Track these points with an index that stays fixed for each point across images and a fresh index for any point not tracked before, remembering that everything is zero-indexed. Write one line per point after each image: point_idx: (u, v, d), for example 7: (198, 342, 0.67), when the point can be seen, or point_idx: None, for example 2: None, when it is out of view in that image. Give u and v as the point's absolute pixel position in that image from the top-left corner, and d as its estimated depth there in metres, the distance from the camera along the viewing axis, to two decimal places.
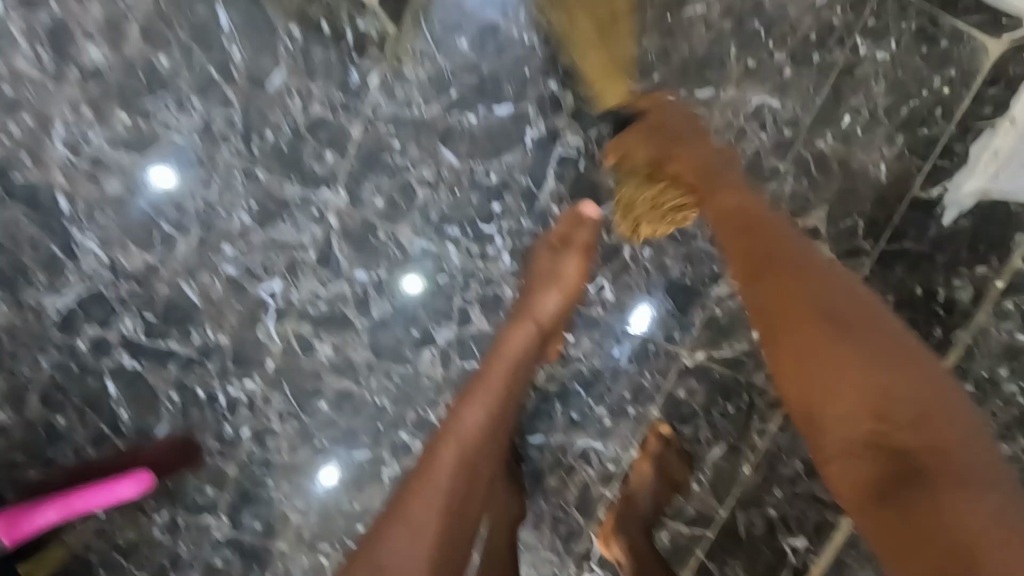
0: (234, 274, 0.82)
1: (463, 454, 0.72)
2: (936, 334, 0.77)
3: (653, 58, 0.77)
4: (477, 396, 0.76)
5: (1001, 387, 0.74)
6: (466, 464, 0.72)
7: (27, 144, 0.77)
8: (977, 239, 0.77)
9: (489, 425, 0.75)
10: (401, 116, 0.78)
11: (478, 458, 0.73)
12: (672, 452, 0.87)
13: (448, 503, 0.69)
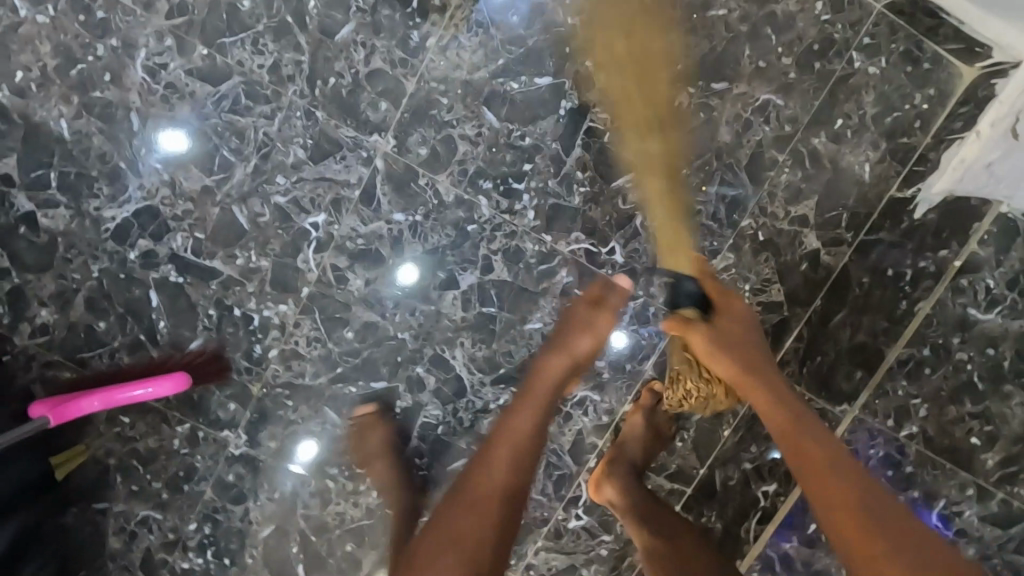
0: (284, 204, 0.90)
1: (489, 496, 0.76)
2: (902, 306, 0.90)
3: (678, 50, 0.88)
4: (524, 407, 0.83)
5: (953, 354, 0.88)
6: (501, 488, 0.77)
7: (111, 65, 0.85)
8: (940, 228, 0.89)
9: (516, 458, 0.79)
10: (452, 76, 0.87)
11: (520, 474, 0.78)
12: (662, 408, 0.96)
13: (496, 519, 0.75)
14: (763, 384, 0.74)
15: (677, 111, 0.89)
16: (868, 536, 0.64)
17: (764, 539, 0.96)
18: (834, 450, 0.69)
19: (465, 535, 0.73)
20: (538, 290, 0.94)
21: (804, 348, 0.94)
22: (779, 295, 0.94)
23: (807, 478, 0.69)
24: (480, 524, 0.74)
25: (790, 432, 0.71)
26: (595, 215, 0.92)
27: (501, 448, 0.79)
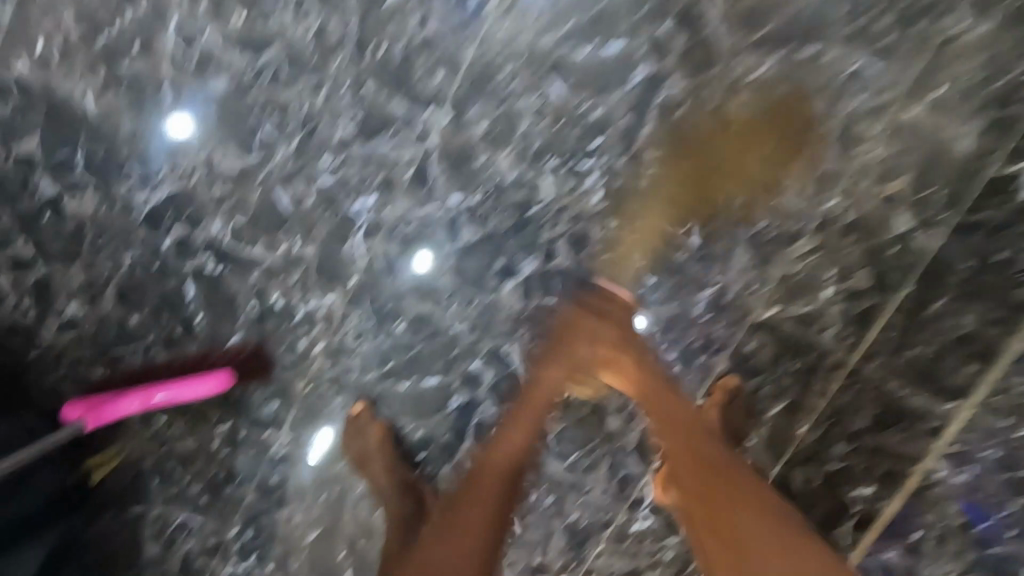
0: (330, 185, 0.83)
1: (495, 500, 0.82)
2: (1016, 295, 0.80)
3: (765, 10, 0.79)
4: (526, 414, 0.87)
5: None
6: (497, 498, 0.82)
7: (140, 32, 0.77)
8: None
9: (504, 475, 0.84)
10: (515, 41, 0.79)
11: (495, 485, 0.83)
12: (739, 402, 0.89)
13: (485, 520, 0.80)
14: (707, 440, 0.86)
15: (762, 78, 0.81)
16: (742, 557, 0.75)
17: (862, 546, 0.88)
18: (795, 539, 0.75)
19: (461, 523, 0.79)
20: (606, 278, 0.87)
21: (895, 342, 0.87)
22: (866, 281, 0.87)
23: (755, 539, 0.76)
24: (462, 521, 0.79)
25: (750, 502, 0.80)
26: (669, 195, 0.84)
27: (512, 455, 0.85)
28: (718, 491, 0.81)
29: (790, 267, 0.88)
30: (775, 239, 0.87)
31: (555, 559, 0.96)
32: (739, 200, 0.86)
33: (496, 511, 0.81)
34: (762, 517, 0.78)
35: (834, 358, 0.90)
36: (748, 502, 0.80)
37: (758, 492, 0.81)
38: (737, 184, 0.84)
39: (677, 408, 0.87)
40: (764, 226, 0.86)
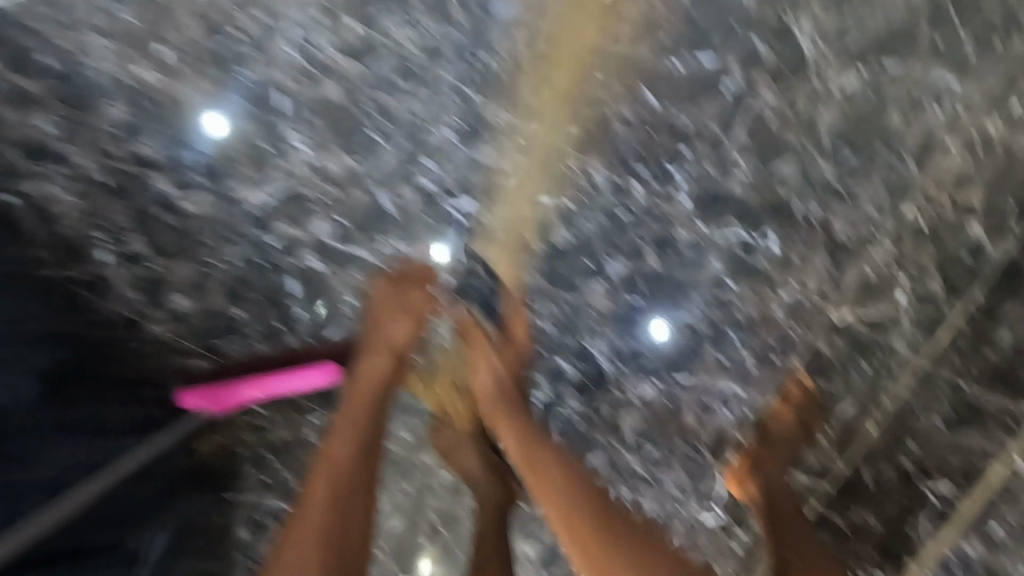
0: (431, 189, 0.87)
1: (340, 485, 0.72)
2: None
3: (850, 27, 0.83)
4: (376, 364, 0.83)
5: None
6: (343, 489, 0.72)
7: (259, 41, 0.82)
8: None
9: (358, 460, 0.75)
10: (612, 54, 0.83)
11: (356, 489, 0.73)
12: (810, 403, 0.93)
13: (324, 502, 0.70)
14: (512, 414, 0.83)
15: (845, 92, 0.85)
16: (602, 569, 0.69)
17: (941, 541, 0.87)
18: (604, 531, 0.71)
19: (341, 504, 0.71)
20: (688, 279, 0.91)
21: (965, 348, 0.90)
22: (937, 286, 0.91)
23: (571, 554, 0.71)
24: (349, 505, 0.71)
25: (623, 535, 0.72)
26: (753, 202, 0.88)
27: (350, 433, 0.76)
28: (549, 477, 0.76)
29: (864, 272, 0.91)
30: (850, 246, 0.90)
31: None
32: (818, 206, 0.89)
33: (358, 503, 0.72)
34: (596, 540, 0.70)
35: (903, 360, 0.93)
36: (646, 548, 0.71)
37: (596, 526, 0.71)
38: (818, 192, 0.88)
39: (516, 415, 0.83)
40: (841, 233, 0.90)
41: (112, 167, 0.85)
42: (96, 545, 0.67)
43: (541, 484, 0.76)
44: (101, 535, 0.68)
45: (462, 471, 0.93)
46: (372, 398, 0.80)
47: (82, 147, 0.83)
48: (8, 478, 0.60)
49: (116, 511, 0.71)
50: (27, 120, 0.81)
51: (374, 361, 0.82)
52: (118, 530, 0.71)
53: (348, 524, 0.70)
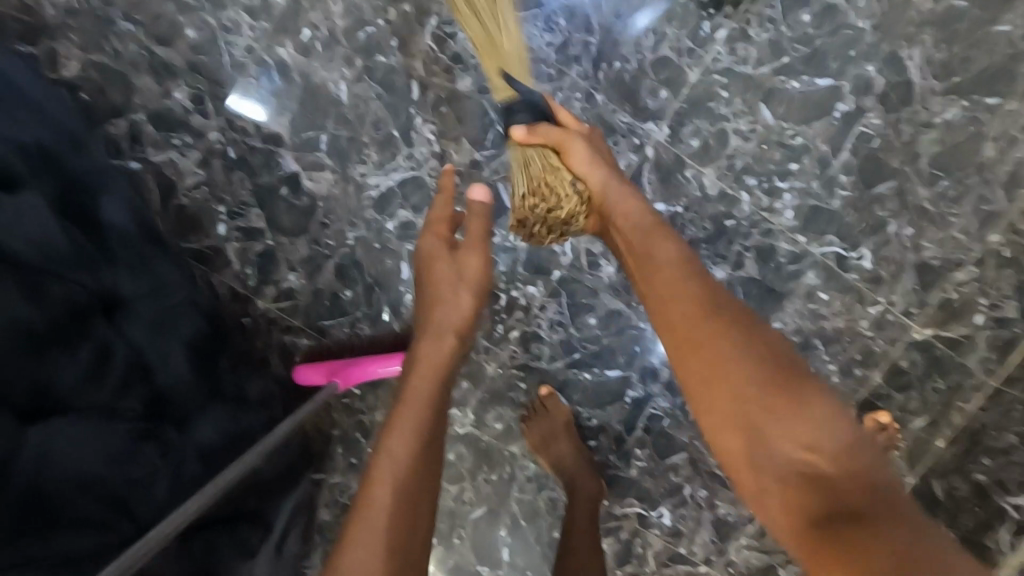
0: None
1: (401, 482, 0.62)
2: None
3: (957, 63, 0.88)
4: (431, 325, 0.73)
5: None
6: (405, 484, 0.62)
7: (400, 30, 0.85)
8: None
9: (419, 450, 0.64)
10: (735, 70, 0.87)
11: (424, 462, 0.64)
12: (879, 442, 0.94)
13: (388, 501, 0.60)
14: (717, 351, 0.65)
15: (947, 123, 0.90)
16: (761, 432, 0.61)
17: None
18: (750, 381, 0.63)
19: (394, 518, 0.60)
20: (784, 290, 0.95)
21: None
22: (1014, 311, 0.95)
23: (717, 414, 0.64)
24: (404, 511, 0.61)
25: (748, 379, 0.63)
26: (852, 219, 0.93)
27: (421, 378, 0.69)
28: (730, 386, 0.63)
29: (949, 294, 0.95)
30: (938, 268, 0.95)
31: (699, 551, 0.99)
32: (911, 229, 0.93)
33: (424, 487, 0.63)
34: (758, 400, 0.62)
35: (974, 381, 0.97)
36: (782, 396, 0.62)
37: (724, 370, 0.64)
38: (912, 214, 0.93)
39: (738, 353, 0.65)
40: (931, 255, 0.94)
41: (240, 141, 0.86)
42: (247, 510, 0.72)
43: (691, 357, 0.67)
44: (244, 504, 0.72)
45: (557, 461, 0.93)
46: (436, 382, 0.69)
47: (215, 120, 0.86)
48: (169, 440, 0.69)
49: (257, 480, 0.75)
50: (167, 92, 0.85)
51: (432, 344, 0.72)
52: (261, 498, 0.75)
53: (408, 528, 0.60)
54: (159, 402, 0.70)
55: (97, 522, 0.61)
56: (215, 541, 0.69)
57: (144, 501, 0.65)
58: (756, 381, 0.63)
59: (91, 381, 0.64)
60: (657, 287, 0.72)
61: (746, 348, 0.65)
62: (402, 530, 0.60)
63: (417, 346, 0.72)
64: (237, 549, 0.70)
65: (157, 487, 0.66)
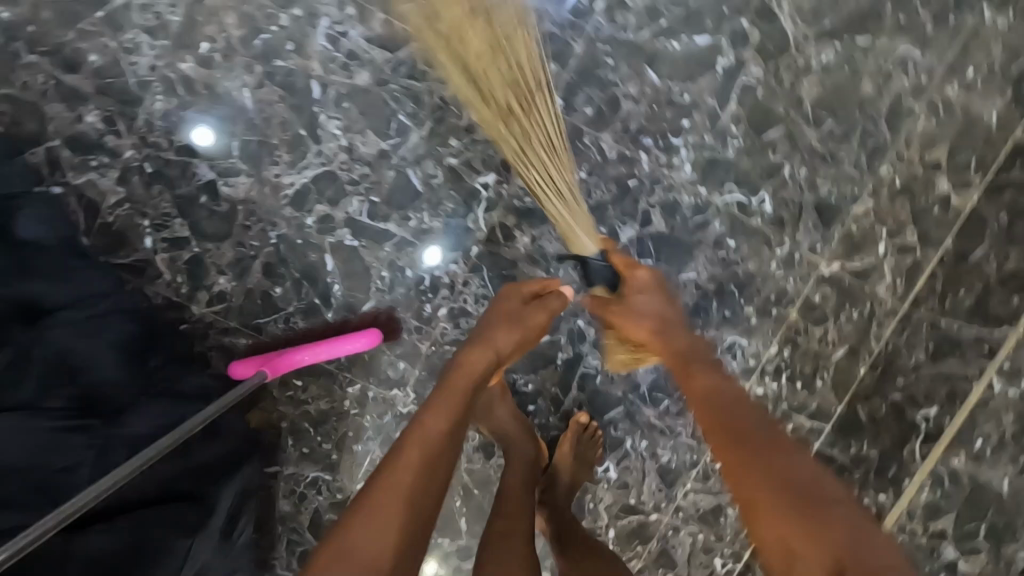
0: (456, 165, 0.94)
1: (426, 459, 0.64)
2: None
3: (825, 8, 0.94)
4: (477, 340, 0.80)
5: None
6: (427, 463, 0.64)
7: (293, 34, 0.89)
8: None
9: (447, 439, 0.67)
10: (617, 37, 0.92)
11: (443, 459, 0.65)
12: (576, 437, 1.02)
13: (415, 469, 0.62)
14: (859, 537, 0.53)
15: (824, 65, 0.95)
16: (775, 480, 0.59)
17: (932, 457, 0.94)
18: (731, 404, 0.68)
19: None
20: (693, 241, 1.00)
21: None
22: (914, 238, 1.01)
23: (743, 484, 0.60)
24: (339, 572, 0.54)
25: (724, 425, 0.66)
26: (748, 166, 0.98)
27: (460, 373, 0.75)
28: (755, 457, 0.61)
29: (848, 228, 1.01)
30: (835, 204, 1.00)
31: (648, 500, 1.08)
32: (805, 170, 0.99)
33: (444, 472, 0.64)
34: (728, 430, 0.65)
35: (887, 307, 1.02)
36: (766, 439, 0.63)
37: (728, 422, 0.66)
38: (804, 155, 0.98)
39: (860, 543, 0.53)
40: (826, 192, 1.00)
41: (155, 156, 0.90)
42: (181, 493, 0.76)
43: (721, 414, 0.67)
44: (186, 483, 0.77)
45: (496, 427, 0.97)
46: (471, 379, 0.75)
47: (129, 139, 0.90)
48: (100, 433, 0.72)
49: (198, 462, 0.80)
50: (78, 117, 0.89)
51: (477, 347, 0.79)
52: (196, 480, 0.78)
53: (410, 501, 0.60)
54: (86, 398, 0.75)
55: (17, 505, 0.64)
56: (144, 516, 0.71)
57: (68, 486, 0.67)
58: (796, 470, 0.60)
59: (11, 380, 0.70)
60: (694, 381, 0.73)
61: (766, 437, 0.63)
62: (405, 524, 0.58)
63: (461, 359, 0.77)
64: (171, 526, 0.72)
65: (82, 475, 0.69)
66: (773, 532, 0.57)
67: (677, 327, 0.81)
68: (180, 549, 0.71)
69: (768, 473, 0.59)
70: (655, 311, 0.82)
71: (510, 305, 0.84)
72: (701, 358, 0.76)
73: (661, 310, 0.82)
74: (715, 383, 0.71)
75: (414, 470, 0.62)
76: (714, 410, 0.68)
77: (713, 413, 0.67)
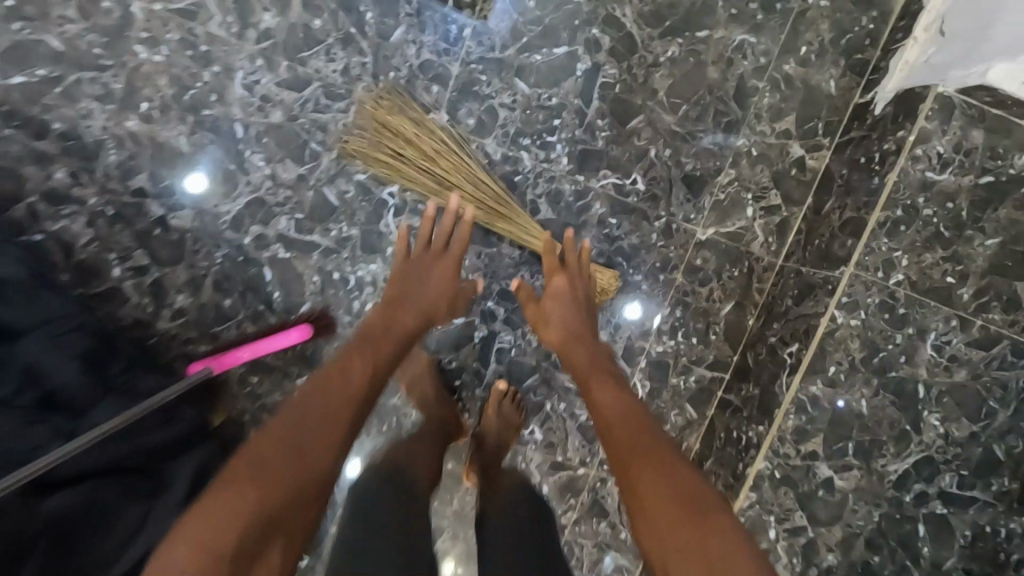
0: (364, 179, 1.10)
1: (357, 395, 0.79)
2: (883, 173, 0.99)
3: (663, 10, 1.08)
4: (407, 301, 0.96)
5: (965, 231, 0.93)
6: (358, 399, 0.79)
7: (215, 87, 1.07)
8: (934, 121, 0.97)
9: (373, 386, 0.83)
10: (487, 57, 1.08)
11: (368, 398, 0.81)
12: (502, 403, 1.14)
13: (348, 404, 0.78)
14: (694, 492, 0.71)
15: (671, 59, 1.10)
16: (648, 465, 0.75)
17: (795, 387, 1.06)
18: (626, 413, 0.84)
19: (302, 439, 0.70)
20: (579, 223, 1.14)
21: (949, 236, 0.95)
22: (777, 199, 1.16)
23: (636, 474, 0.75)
24: (295, 432, 0.70)
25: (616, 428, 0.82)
26: (617, 153, 1.12)
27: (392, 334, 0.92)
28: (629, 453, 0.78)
29: (716, 197, 1.15)
30: (702, 176, 1.14)
31: (574, 456, 1.22)
32: (669, 150, 1.13)
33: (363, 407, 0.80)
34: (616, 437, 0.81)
35: (763, 263, 1.18)
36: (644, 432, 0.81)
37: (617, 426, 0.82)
38: (665, 138, 1.12)
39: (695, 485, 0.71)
40: (691, 168, 1.13)
41: (115, 200, 1.09)
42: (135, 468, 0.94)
43: (613, 420, 0.84)
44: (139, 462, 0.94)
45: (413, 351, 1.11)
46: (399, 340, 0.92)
47: (92, 188, 1.08)
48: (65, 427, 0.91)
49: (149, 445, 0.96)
50: (49, 175, 1.07)
51: (409, 314, 0.95)
52: (148, 456, 0.95)
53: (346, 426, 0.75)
54: (52, 398, 0.92)
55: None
56: (98, 490, 0.89)
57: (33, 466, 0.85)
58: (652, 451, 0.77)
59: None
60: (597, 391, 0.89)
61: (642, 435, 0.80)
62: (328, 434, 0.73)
63: (397, 319, 0.94)
64: (128, 496, 0.91)
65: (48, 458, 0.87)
66: (652, 512, 0.70)
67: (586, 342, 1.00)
68: (135, 513, 0.90)
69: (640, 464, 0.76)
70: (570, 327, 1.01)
71: (437, 268, 1.00)
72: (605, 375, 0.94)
73: (578, 325, 1.00)
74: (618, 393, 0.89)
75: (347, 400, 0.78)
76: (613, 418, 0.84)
77: (606, 422, 0.84)
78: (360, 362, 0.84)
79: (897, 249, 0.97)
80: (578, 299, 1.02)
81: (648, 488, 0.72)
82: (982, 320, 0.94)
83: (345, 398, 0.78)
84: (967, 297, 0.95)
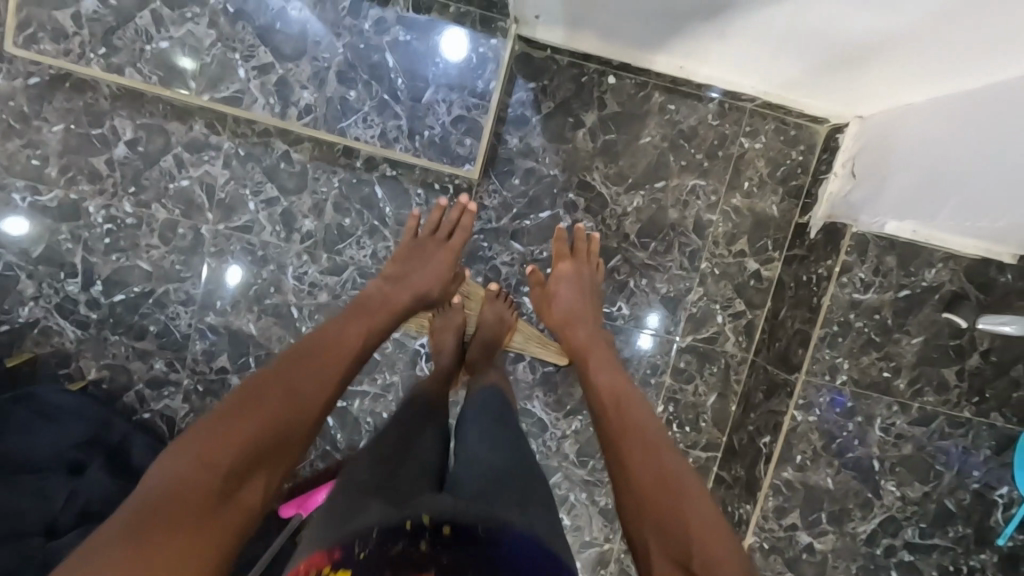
0: (399, 336, 1.34)
1: (346, 358, 0.88)
2: (818, 290, 1.22)
3: (625, 170, 1.32)
4: (406, 277, 1.10)
5: (895, 338, 1.17)
6: (348, 362, 0.88)
7: (273, 280, 1.32)
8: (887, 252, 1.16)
9: (363, 352, 0.92)
10: (486, 227, 1.32)
11: (354, 362, 0.90)
12: None
13: (340, 365, 0.87)
14: (679, 474, 0.83)
15: (637, 208, 1.33)
16: (646, 438, 0.88)
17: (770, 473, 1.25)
18: (623, 391, 0.97)
19: (294, 382, 0.80)
20: None
21: (879, 339, 1.18)
22: (741, 305, 1.38)
23: (631, 441, 0.87)
24: (295, 379, 0.80)
25: (617, 401, 0.95)
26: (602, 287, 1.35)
27: (384, 306, 1.02)
28: (630, 425, 0.90)
29: (690, 310, 1.37)
30: (676, 296, 1.37)
31: (598, 534, 1.45)
32: (645, 279, 1.36)
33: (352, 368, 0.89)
34: (619, 405, 0.94)
35: (736, 359, 1.40)
36: (644, 409, 0.93)
37: (618, 398, 0.95)
38: (640, 270, 1.35)
39: (677, 464, 0.84)
40: (666, 290, 1.36)
41: (203, 378, 1.34)
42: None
43: (614, 392, 0.96)
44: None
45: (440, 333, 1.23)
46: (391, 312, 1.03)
47: (185, 371, 1.34)
48: None
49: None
50: (150, 365, 1.33)
51: (403, 290, 1.08)
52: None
53: (332, 385, 0.84)
54: None
55: None
56: None
57: None
58: (652, 432, 0.89)
59: None
60: (596, 360, 1.05)
61: (644, 415, 0.92)
62: (312, 388, 0.81)
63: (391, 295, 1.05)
64: None
65: None
66: (640, 471, 0.83)
67: (587, 320, 1.15)
68: None
69: (638, 435, 0.88)
70: (577, 306, 1.17)
71: (429, 253, 1.15)
72: (603, 348, 1.09)
73: (577, 304, 1.17)
74: (616, 369, 1.02)
75: (336, 365, 0.86)
76: (617, 390, 0.97)
77: (608, 392, 0.97)
78: (354, 324, 0.95)
79: (838, 356, 1.18)
80: (581, 278, 1.20)
81: (634, 452, 0.86)
82: (918, 402, 1.17)
83: (340, 347, 0.88)
84: (903, 386, 1.17)
